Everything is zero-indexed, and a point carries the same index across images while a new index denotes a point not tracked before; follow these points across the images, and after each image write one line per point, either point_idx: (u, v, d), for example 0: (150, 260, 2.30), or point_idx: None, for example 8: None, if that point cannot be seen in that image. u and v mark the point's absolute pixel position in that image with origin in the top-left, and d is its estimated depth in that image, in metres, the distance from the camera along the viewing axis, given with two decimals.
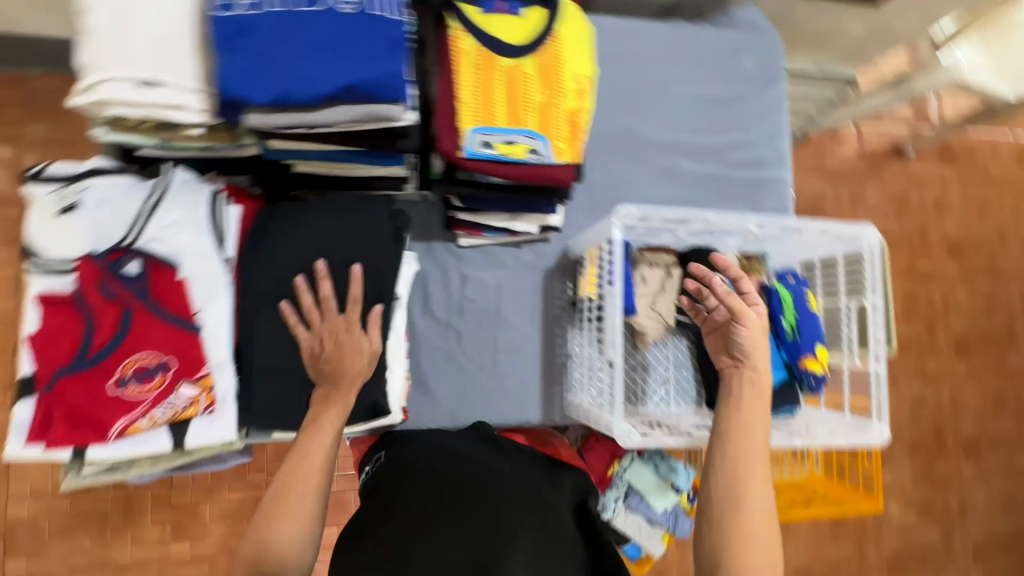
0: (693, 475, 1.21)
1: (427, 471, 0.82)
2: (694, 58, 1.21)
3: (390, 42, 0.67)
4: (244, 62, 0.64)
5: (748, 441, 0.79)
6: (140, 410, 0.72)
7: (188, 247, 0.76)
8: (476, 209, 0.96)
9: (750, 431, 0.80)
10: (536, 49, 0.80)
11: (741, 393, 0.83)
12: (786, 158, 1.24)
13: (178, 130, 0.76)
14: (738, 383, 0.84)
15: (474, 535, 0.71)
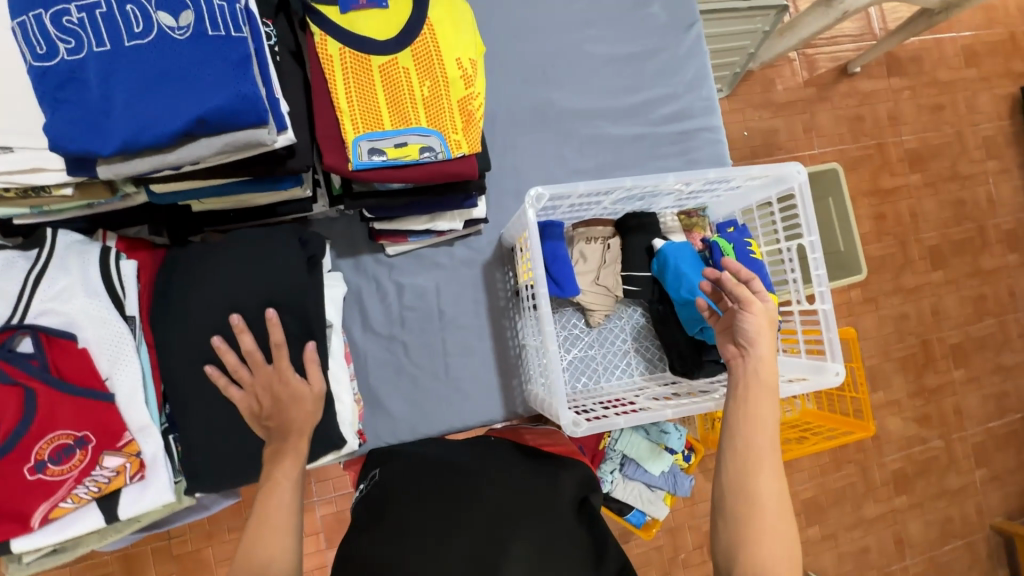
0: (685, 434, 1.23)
1: (413, 483, 0.79)
2: (601, 15, 1.15)
3: (237, 62, 0.62)
4: (79, 114, 0.59)
5: (761, 428, 0.71)
6: (62, 492, 0.69)
7: (83, 314, 0.72)
8: (391, 217, 0.92)
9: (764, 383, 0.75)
10: (409, 41, 0.75)
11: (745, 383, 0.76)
12: (715, 103, 1.19)
13: (48, 193, 0.71)
14: (744, 372, 0.76)
15: (469, 540, 0.68)
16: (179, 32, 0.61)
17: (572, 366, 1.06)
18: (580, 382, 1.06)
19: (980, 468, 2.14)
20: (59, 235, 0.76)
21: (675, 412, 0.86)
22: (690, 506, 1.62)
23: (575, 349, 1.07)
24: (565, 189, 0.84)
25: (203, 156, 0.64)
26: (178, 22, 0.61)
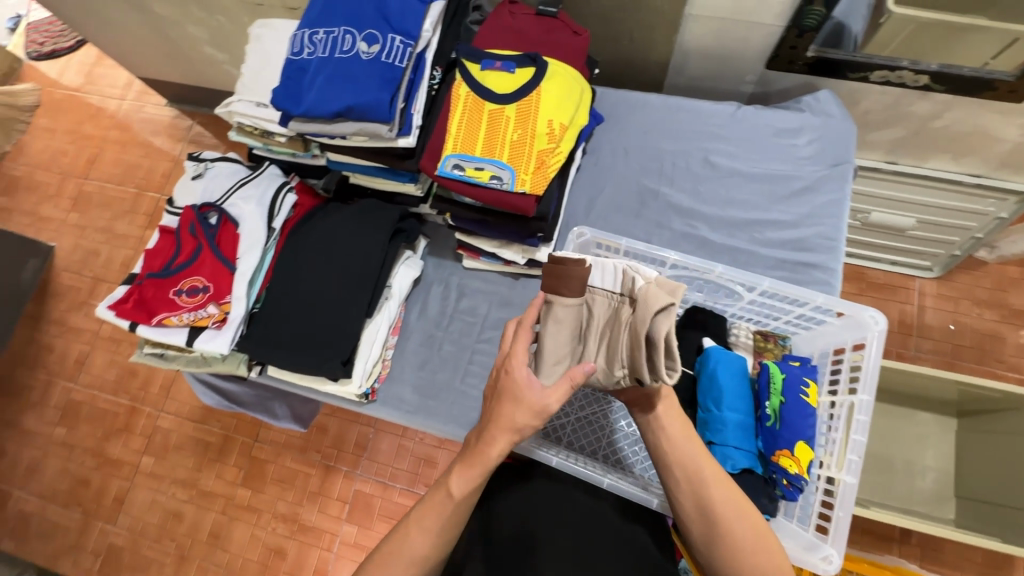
0: None
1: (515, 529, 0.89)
2: (740, 135, 1.20)
3: (387, 79, 0.90)
4: (296, 90, 0.95)
5: (685, 446, 0.76)
6: (177, 311, 1.01)
7: (248, 213, 1.07)
8: (468, 231, 1.10)
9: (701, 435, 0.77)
10: (517, 99, 0.95)
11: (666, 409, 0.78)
12: (841, 246, 1.10)
13: (273, 137, 1.11)
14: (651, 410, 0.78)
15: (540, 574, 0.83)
16: (366, 54, 0.92)
17: (578, 422, 1.05)
18: (575, 440, 1.04)
19: None
20: (269, 166, 1.15)
21: (611, 484, 0.91)
22: None
23: (590, 409, 1.04)
24: (609, 238, 0.91)
25: (346, 133, 0.93)
26: (368, 49, 0.92)
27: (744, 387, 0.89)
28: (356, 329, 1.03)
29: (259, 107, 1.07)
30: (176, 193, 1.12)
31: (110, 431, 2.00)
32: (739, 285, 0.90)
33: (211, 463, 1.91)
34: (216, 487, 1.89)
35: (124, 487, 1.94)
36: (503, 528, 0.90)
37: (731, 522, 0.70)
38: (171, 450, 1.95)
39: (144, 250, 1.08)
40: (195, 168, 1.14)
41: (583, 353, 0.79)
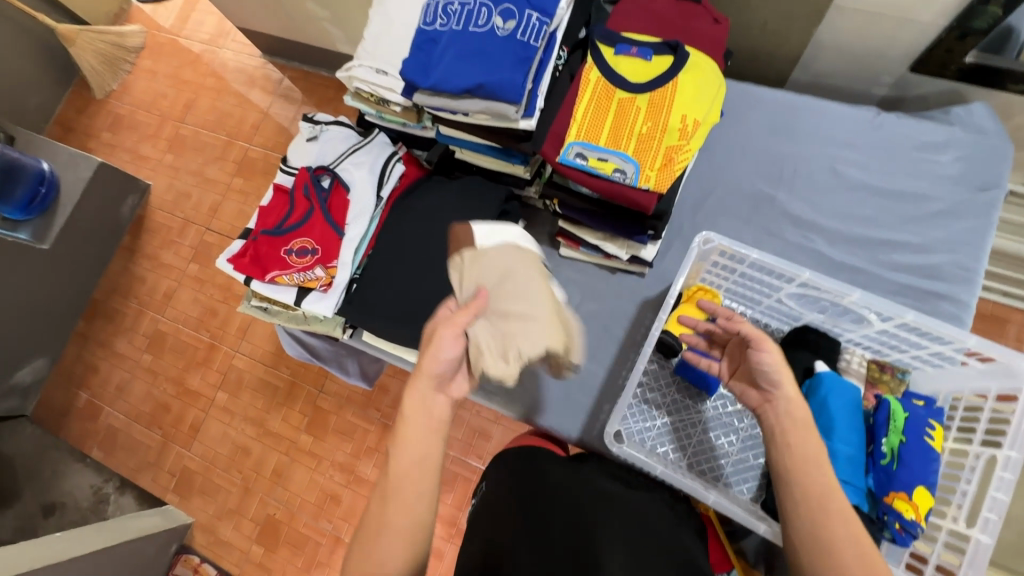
0: None
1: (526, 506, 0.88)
2: (874, 145, 1.11)
3: (521, 59, 0.88)
4: (424, 61, 0.94)
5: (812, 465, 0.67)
6: (288, 270, 1.05)
7: (360, 180, 1.09)
8: (573, 220, 1.07)
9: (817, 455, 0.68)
10: (651, 89, 0.91)
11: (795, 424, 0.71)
12: (977, 279, 1.01)
13: (388, 105, 1.11)
14: (773, 415, 0.73)
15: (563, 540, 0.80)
16: (501, 30, 0.89)
17: (663, 428, 1.04)
18: (659, 443, 1.02)
19: None
20: (380, 133, 1.16)
21: (716, 502, 0.89)
22: None
23: (676, 416, 1.04)
24: (738, 248, 0.85)
25: (471, 110, 0.91)
26: (504, 24, 0.89)
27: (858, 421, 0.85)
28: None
29: (379, 73, 1.06)
30: (291, 153, 1.15)
31: (190, 363, 2.14)
32: (874, 314, 0.83)
33: (280, 406, 2.02)
34: (282, 428, 2.00)
35: (200, 417, 2.08)
36: (548, 538, 0.80)
37: (845, 549, 0.62)
38: (245, 389, 2.07)
39: (258, 206, 1.12)
40: (310, 130, 1.16)
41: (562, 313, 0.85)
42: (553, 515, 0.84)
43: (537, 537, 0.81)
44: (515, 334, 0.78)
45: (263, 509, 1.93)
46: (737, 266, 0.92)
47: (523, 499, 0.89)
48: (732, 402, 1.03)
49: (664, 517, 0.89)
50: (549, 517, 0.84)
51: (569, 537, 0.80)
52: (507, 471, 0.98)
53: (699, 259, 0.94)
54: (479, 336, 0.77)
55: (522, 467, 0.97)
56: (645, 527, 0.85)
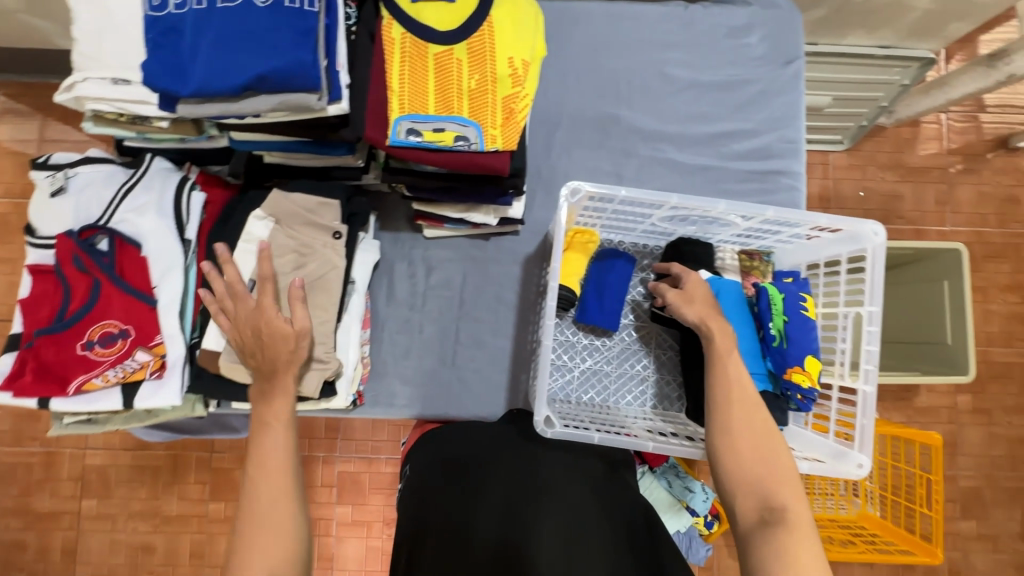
0: (711, 497, 1.17)
1: (448, 483, 0.80)
2: (691, 40, 1.12)
3: (302, 32, 0.70)
4: (171, 60, 0.71)
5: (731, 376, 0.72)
6: (97, 370, 0.81)
7: (151, 228, 0.85)
8: (429, 200, 0.96)
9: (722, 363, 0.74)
10: (466, 35, 0.79)
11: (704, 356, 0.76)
12: (801, 147, 1.10)
13: (149, 123, 0.85)
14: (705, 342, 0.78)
15: (492, 507, 0.75)
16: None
17: (583, 377, 1.03)
18: (584, 394, 1.03)
19: None
20: (154, 159, 0.91)
21: (656, 446, 0.88)
22: None
23: (591, 360, 1.04)
24: (606, 191, 0.83)
25: (261, 110, 0.73)
26: None
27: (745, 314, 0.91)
28: (328, 336, 0.88)
29: (119, 84, 0.80)
30: (35, 219, 0.85)
31: (29, 485, 1.62)
32: (739, 217, 0.87)
33: (168, 488, 1.64)
34: (182, 510, 1.65)
35: (71, 538, 1.62)
36: (477, 528, 0.72)
37: (743, 438, 0.67)
38: (115, 485, 1.64)
39: (18, 302, 0.83)
40: (51, 181, 0.86)
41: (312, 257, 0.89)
42: (484, 487, 0.78)
43: (464, 510, 0.74)
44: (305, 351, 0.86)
45: None
46: (607, 206, 0.90)
47: (452, 481, 0.80)
48: (635, 329, 1.05)
49: (598, 469, 0.86)
50: (479, 492, 0.77)
51: (497, 503, 0.75)
52: (435, 455, 0.88)
53: (571, 208, 0.89)
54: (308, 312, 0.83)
55: (451, 449, 0.88)
56: (581, 492, 0.79)
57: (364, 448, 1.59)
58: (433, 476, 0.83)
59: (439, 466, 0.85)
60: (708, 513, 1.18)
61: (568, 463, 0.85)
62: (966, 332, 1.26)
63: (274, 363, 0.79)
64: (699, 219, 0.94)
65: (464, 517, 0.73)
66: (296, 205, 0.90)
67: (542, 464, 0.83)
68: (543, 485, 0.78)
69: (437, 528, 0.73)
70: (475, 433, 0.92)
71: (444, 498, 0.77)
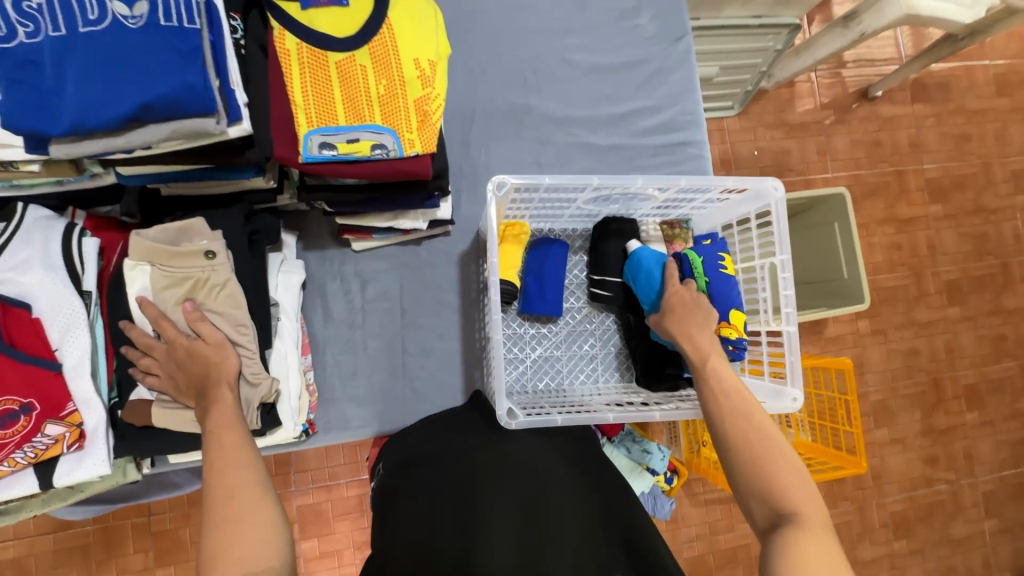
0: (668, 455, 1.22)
1: (415, 485, 0.80)
2: (587, 25, 1.15)
3: (186, 52, 0.65)
4: (32, 95, 0.63)
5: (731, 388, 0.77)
6: (0, 455, 0.72)
7: (39, 285, 0.76)
8: (354, 213, 0.93)
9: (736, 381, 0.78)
10: (367, 40, 0.77)
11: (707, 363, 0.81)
12: (701, 118, 1.18)
13: (16, 168, 0.75)
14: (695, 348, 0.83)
15: (459, 501, 0.75)
16: (132, 20, 0.64)
17: (536, 365, 1.06)
18: (540, 381, 1.05)
19: (990, 516, 1.92)
20: (29, 209, 0.80)
21: (616, 415, 0.90)
22: (671, 530, 1.58)
23: (541, 348, 1.06)
24: (529, 181, 0.84)
25: (152, 141, 0.67)
26: (132, 11, 0.64)
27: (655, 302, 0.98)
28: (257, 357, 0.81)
29: None
30: None
31: None
32: (657, 190, 0.91)
33: (105, 564, 1.43)
34: None
35: None
36: (447, 527, 0.72)
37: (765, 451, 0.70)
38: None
39: None
40: None
41: (197, 283, 0.78)
42: (454, 476, 0.79)
43: (433, 509, 0.75)
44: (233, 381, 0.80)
45: None
46: (532, 195, 0.92)
47: (420, 482, 0.80)
48: (578, 309, 1.09)
49: (565, 449, 0.89)
50: (448, 481, 0.78)
51: (463, 494, 0.76)
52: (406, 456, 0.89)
53: (499, 202, 0.90)
54: (218, 325, 0.79)
55: (421, 445, 0.88)
56: (547, 469, 0.81)
57: (321, 476, 1.51)
58: (400, 484, 0.82)
59: (406, 469, 0.85)
60: (666, 469, 1.25)
61: (532, 442, 0.88)
62: (857, 265, 1.41)
63: (203, 382, 0.74)
64: (620, 197, 0.98)
65: (433, 517, 0.73)
66: (154, 241, 0.77)
67: (506, 447, 0.85)
68: (512, 466, 0.80)
69: (406, 535, 0.73)
70: (438, 429, 0.92)
71: (414, 502, 0.77)
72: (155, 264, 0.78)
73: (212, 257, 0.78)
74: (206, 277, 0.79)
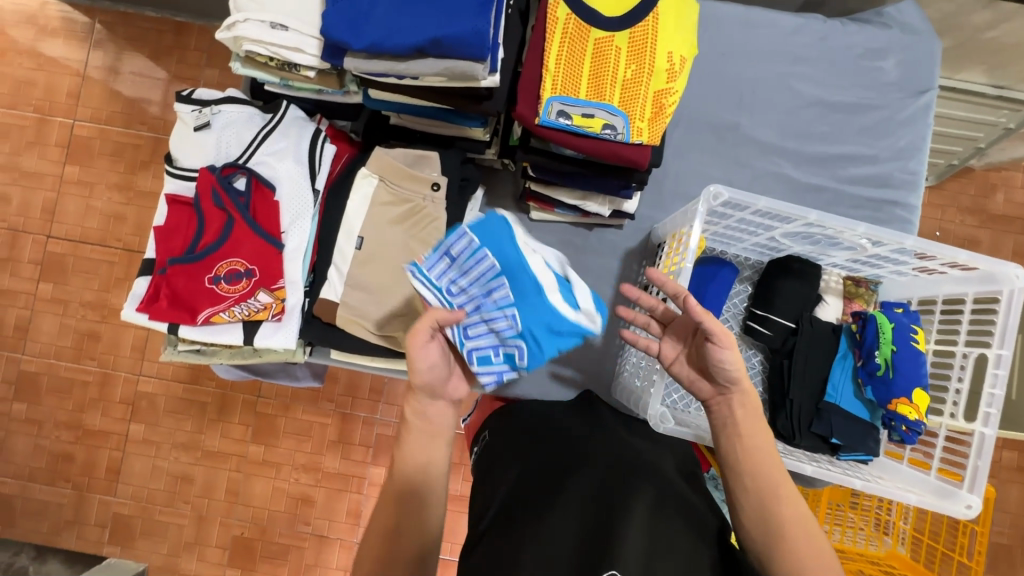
0: None
1: (532, 469, 0.80)
2: (823, 56, 1.10)
3: (482, 2, 0.71)
4: (349, 14, 0.73)
5: (761, 454, 0.71)
6: (224, 304, 0.84)
7: (286, 173, 0.87)
8: (549, 183, 0.96)
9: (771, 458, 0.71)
10: (630, 24, 0.79)
11: (741, 425, 0.73)
12: (919, 180, 1.08)
13: (297, 71, 0.86)
14: (727, 416, 0.74)
15: (584, 496, 0.73)
16: None
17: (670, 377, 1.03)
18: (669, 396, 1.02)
19: None
20: (290, 107, 0.92)
21: None
22: None
23: None
24: (745, 198, 0.82)
25: (424, 74, 0.73)
26: None
27: (491, 261, 0.67)
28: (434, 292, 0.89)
29: (277, 29, 0.81)
30: (177, 151, 0.88)
31: (83, 402, 1.54)
32: (869, 242, 0.86)
33: (214, 424, 1.56)
34: (224, 447, 1.56)
35: (116, 458, 1.55)
36: (568, 520, 0.70)
37: (796, 537, 0.67)
38: (161, 415, 1.56)
39: (154, 228, 0.87)
40: (196, 115, 0.88)
41: (415, 205, 0.89)
42: (577, 472, 0.77)
43: (554, 498, 0.73)
44: (413, 302, 0.88)
45: (229, 532, 1.55)
46: (733, 213, 0.90)
47: (540, 472, 0.79)
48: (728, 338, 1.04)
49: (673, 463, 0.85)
50: (567, 474, 0.77)
51: (585, 491, 0.74)
52: (520, 428, 0.90)
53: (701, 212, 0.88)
54: (417, 248, 0.89)
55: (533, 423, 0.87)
56: (667, 481, 0.78)
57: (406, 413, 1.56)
58: (508, 467, 0.82)
59: (517, 445, 0.87)
60: None
61: (650, 451, 0.85)
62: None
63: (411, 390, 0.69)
64: (822, 239, 0.93)
65: (556, 508, 0.72)
66: (395, 159, 0.89)
67: (625, 449, 0.83)
68: (644, 472, 0.78)
69: (526, 516, 0.72)
70: (550, 421, 0.92)
71: (532, 483, 0.77)
72: (380, 180, 0.90)
73: (433, 190, 0.89)
74: (421, 203, 0.89)
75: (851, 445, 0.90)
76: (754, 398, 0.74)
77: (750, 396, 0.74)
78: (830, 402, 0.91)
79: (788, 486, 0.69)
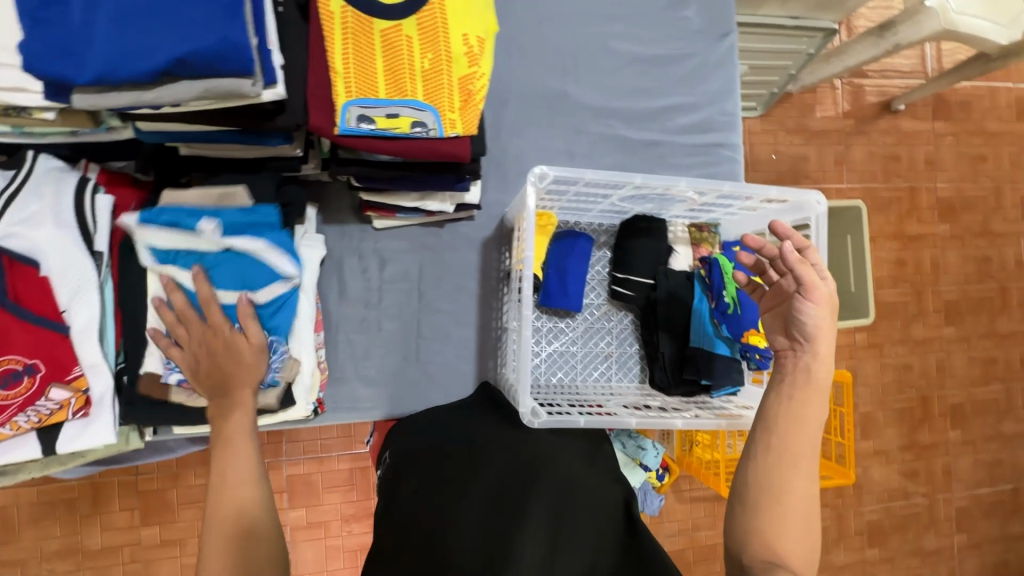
0: (661, 453, 1.14)
1: (429, 480, 0.76)
2: (631, 12, 1.11)
3: (228, 6, 0.61)
4: (63, 41, 0.60)
5: (796, 425, 0.71)
6: (3, 416, 0.69)
7: (48, 242, 0.72)
8: (381, 190, 0.89)
9: (801, 424, 0.71)
10: (416, 10, 0.73)
11: (795, 394, 0.73)
12: (737, 119, 1.15)
13: (28, 115, 0.70)
14: (795, 369, 0.74)
15: (482, 503, 0.70)
16: None
17: (550, 360, 1.03)
18: (554, 374, 1.03)
19: (960, 532, 1.97)
20: (38, 157, 0.75)
21: (639, 421, 0.88)
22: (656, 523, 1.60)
23: (556, 343, 1.04)
24: (571, 174, 0.82)
25: (183, 99, 0.62)
26: None
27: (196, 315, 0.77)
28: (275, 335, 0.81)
29: None
30: None
31: None
32: (696, 193, 0.90)
33: (89, 520, 1.34)
34: (109, 541, 1.35)
35: None
36: (461, 529, 0.67)
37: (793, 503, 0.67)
38: (20, 527, 1.31)
39: None
40: None
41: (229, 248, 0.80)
42: (475, 478, 0.74)
43: (450, 509, 0.70)
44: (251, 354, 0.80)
45: None
46: (569, 188, 0.90)
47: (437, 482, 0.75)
48: (597, 306, 1.06)
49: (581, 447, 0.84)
50: (464, 482, 0.74)
51: (482, 498, 0.71)
52: (420, 444, 0.85)
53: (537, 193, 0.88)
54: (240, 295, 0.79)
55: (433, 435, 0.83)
56: (569, 472, 0.76)
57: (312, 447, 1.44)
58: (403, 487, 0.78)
59: (416, 458, 0.82)
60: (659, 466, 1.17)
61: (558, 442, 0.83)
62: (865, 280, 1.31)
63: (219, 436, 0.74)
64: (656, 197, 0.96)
65: (451, 519, 0.69)
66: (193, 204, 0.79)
67: (527, 445, 0.80)
68: (545, 467, 0.75)
69: (423, 534, 0.69)
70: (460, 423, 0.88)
71: (430, 498, 0.73)
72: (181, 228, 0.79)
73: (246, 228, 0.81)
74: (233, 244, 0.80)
75: (718, 385, 0.94)
76: (821, 372, 0.73)
77: (824, 360, 0.73)
78: (694, 346, 0.96)
79: (809, 461, 0.69)
